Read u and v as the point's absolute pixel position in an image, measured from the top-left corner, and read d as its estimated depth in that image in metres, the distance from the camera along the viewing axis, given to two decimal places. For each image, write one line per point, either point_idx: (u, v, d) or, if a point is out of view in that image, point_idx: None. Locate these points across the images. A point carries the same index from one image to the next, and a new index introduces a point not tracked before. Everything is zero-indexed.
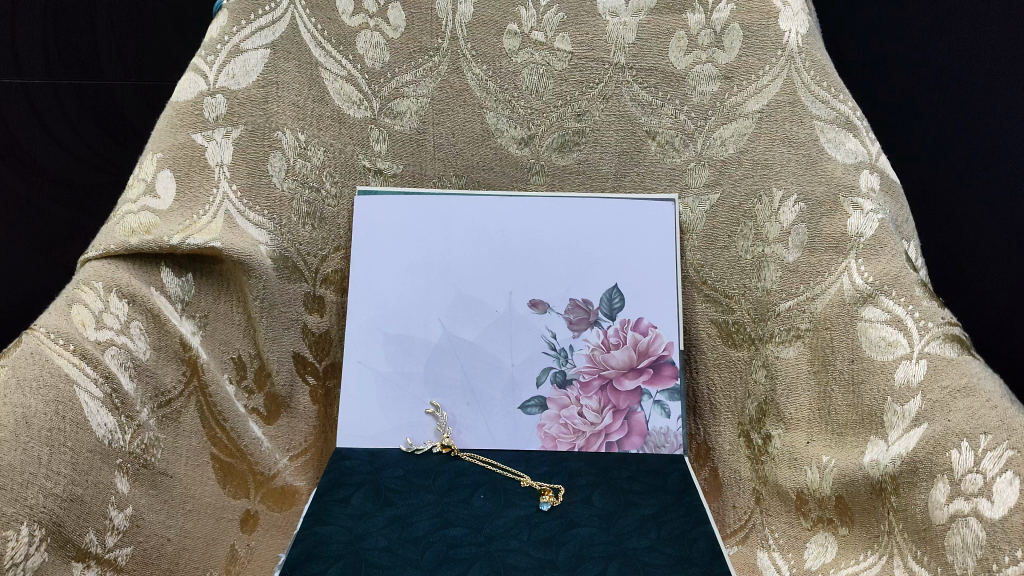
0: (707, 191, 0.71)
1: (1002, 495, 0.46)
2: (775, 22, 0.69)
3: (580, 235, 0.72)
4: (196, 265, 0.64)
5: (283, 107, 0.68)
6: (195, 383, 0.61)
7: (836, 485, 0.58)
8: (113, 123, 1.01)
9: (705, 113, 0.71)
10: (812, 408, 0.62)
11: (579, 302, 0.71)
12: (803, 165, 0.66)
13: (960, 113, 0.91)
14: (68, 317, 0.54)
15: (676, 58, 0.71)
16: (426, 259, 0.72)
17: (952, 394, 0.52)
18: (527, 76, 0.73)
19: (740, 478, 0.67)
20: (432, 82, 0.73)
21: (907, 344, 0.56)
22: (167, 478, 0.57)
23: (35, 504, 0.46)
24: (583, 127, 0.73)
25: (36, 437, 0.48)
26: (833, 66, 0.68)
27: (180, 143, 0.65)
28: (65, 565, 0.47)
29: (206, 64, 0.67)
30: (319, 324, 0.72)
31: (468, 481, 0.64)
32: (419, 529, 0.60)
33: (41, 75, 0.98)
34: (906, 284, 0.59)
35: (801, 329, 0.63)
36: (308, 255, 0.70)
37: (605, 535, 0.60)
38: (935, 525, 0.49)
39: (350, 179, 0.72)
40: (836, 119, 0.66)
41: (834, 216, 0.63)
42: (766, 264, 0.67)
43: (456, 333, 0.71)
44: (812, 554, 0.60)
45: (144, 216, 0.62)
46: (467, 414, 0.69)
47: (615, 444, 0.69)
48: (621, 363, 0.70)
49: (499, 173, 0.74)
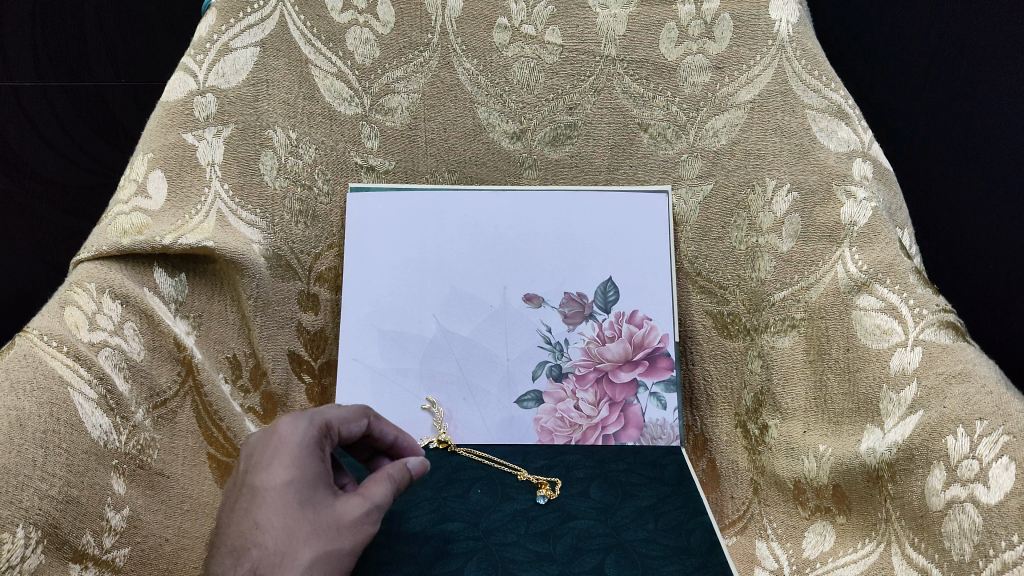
0: (701, 182, 0.70)
1: (999, 480, 0.47)
2: (766, 12, 0.69)
3: (573, 229, 0.72)
4: (188, 265, 0.64)
5: (274, 105, 0.68)
6: (190, 383, 0.62)
7: (833, 473, 0.58)
8: (103, 123, 1.01)
9: (696, 104, 0.70)
10: (808, 397, 0.62)
11: (574, 296, 0.71)
12: (796, 154, 0.66)
13: (954, 101, 0.91)
14: (61, 319, 0.55)
15: (667, 50, 0.71)
16: (419, 255, 0.72)
17: (947, 380, 0.53)
18: (517, 70, 0.72)
19: (737, 469, 0.67)
20: (422, 78, 0.72)
21: (901, 331, 0.57)
22: (164, 478, 0.57)
23: (30, 507, 0.46)
24: (575, 120, 0.73)
25: (31, 439, 0.48)
26: (824, 55, 0.68)
27: (171, 143, 0.65)
28: (63, 566, 0.47)
29: (195, 63, 0.66)
30: (313, 323, 0.71)
31: (465, 476, 0.64)
32: (416, 525, 0.59)
33: (32, 79, 0.99)
34: (900, 271, 0.59)
35: (796, 318, 0.63)
36: (301, 253, 0.69)
37: (603, 527, 0.60)
38: (932, 512, 0.50)
39: (342, 176, 0.72)
40: (828, 107, 0.66)
41: (827, 206, 0.63)
42: (760, 254, 0.66)
43: (451, 328, 0.71)
44: (810, 543, 0.60)
45: (135, 217, 0.62)
46: (463, 409, 0.69)
47: (612, 437, 0.69)
48: (616, 356, 0.70)
49: (492, 168, 0.74)
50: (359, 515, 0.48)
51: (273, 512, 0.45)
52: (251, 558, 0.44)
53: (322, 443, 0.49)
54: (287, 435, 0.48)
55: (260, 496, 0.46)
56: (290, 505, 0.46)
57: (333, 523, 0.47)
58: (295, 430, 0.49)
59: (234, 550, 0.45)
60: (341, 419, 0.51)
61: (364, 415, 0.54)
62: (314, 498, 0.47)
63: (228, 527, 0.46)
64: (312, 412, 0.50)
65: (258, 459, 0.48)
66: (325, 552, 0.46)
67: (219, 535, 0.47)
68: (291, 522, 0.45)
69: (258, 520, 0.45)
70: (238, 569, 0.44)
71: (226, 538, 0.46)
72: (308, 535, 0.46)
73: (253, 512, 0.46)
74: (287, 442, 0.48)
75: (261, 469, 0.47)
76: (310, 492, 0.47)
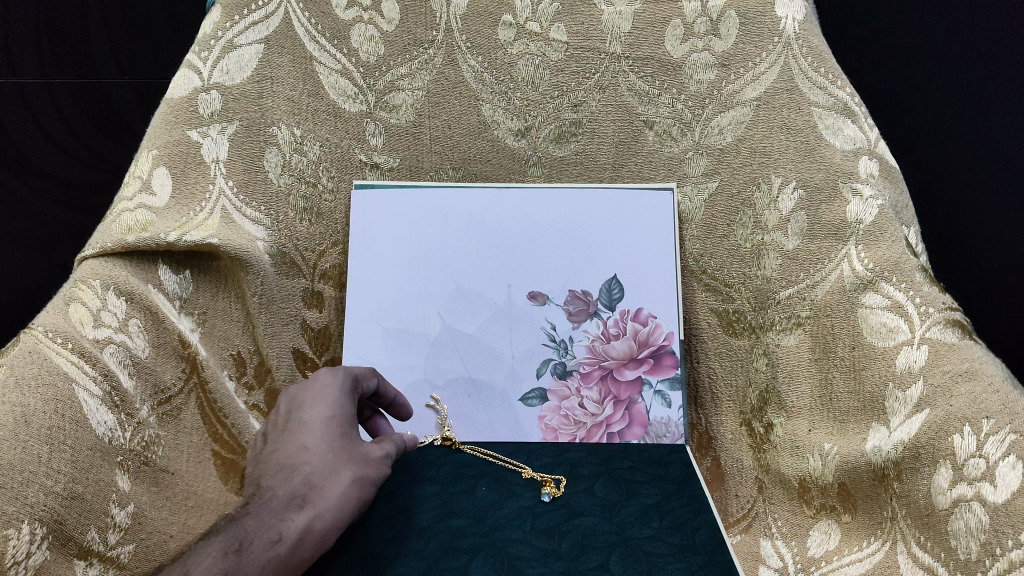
0: (706, 180, 0.70)
1: (1005, 479, 0.47)
2: (772, 9, 0.69)
3: (578, 227, 0.72)
4: (193, 262, 0.64)
5: (279, 102, 0.68)
6: (195, 380, 0.61)
7: (837, 472, 0.58)
8: (106, 120, 1.01)
9: (702, 101, 0.70)
10: (813, 396, 0.61)
11: (579, 293, 0.71)
12: (801, 152, 0.66)
13: (957, 104, 0.92)
14: (66, 315, 0.55)
15: (672, 47, 0.71)
16: (423, 253, 0.71)
17: (953, 378, 0.53)
18: (522, 67, 0.72)
19: (742, 467, 0.66)
20: (427, 75, 0.72)
21: (907, 330, 0.57)
22: (168, 475, 0.57)
23: (35, 503, 0.46)
24: (580, 118, 0.73)
25: (36, 435, 0.48)
26: (830, 52, 0.68)
27: (176, 140, 0.65)
28: (68, 563, 0.48)
29: (200, 60, 0.67)
30: (318, 319, 0.71)
31: (469, 473, 0.63)
32: (420, 522, 0.59)
33: (35, 75, 0.99)
34: (907, 270, 0.59)
35: (801, 316, 0.63)
36: (305, 250, 0.69)
37: (608, 524, 0.59)
38: (938, 510, 0.50)
39: (346, 174, 0.71)
40: (835, 105, 0.66)
41: (833, 203, 0.63)
42: (765, 252, 0.66)
43: (456, 326, 0.70)
44: (815, 541, 0.59)
45: (140, 214, 0.63)
46: (468, 407, 0.69)
47: (616, 435, 0.69)
48: (621, 354, 0.70)
49: (497, 166, 0.74)
50: (381, 456, 0.57)
51: (320, 440, 0.54)
52: (303, 473, 0.52)
53: (354, 394, 0.57)
54: (327, 382, 0.56)
55: (307, 427, 0.54)
56: (333, 436, 0.54)
57: (365, 458, 0.55)
58: (334, 378, 0.56)
59: (286, 467, 0.52)
60: (364, 376, 0.59)
61: (377, 375, 0.61)
62: (350, 434, 0.55)
63: (275, 450, 0.54)
64: (345, 366, 0.58)
65: (301, 398, 0.55)
66: (359, 480, 0.54)
67: (264, 459, 0.53)
68: (335, 450, 0.54)
69: (307, 445, 0.53)
70: (291, 482, 0.52)
71: (275, 458, 0.53)
72: (348, 461, 0.54)
73: (302, 439, 0.54)
74: (328, 387, 0.56)
75: (305, 407, 0.55)
76: (349, 428, 0.55)
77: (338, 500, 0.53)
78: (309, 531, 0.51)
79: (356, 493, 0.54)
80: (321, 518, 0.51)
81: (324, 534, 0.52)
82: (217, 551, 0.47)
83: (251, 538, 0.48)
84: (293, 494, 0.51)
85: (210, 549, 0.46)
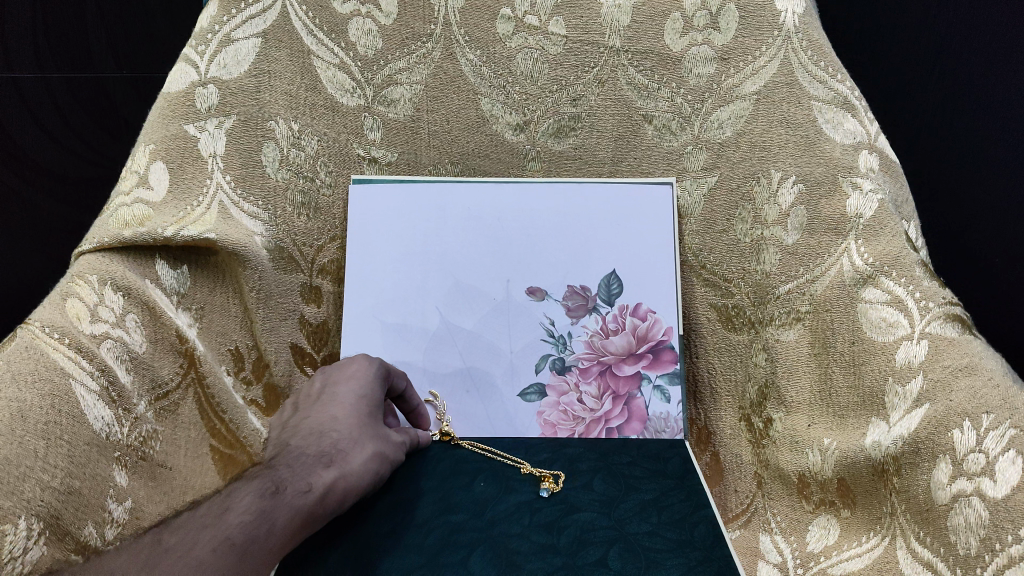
0: (705, 175, 0.70)
1: (1005, 474, 0.47)
2: (771, 3, 0.69)
3: (577, 222, 0.71)
4: (190, 257, 0.64)
5: (276, 96, 0.67)
6: (193, 375, 0.61)
7: (837, 467, 0.58)
8: (102, 113, 1.01)
9: (701, 95, 0.70)
10: (813, 391, 0.61)
11: (578, 289, 0.70)
12: (801, 146, 0.65)
13: (958, 98, 0.92)
14: (62, 311, 0.54)
15: (672, 41, 0.71)
16: (422, 247, 0.71)
17: (953, 373, 0.53)
18: (521, 61, 0.72)
19: (742, 462, 0.66)
20: (425, 69, 0.72)
21: (907, 325, 0.57)
22: (167, 470, 0.58)
23: (32, 498, 0.46)
24: (579, 112, 0.72)
25: (32, 430, 0.48)
26: (829, 45, 0.68)
27: (173, 134, 0.65)
28: (65, 558, 0.48)
29: (197, 54, 0.66)
30: (316, 315, 0.70)
31: (468, 469, 0.63)
32: (418, 517, 0.58)
33: (32, 70, 0.99)
34: (906, 264, 0.59)
35: (800, 311, 0.63)
36: (303, 245, 0.69)
37: (606, 519, 0.59)
38: (938, 506, 0.50)
39: (344, 168, 0.71)
40: (835, 99, 0.66)
41: (833, 198, 0.63)
42: (765, 247, 0.66)
43: (455, 321, 0.70)
44: (814, 536, 0.59)
45: (137, 208, 0.62)
46: (467, 402, 0.69)
47: (616, 430, 0.68)
48: (620, 348, 0.70)
49: (495, 160, 0.74)
50: (399, 442, 0.59)
51: (348, 411, 0.55)
52: (330, 438, 0.54)
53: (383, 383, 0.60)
54: (362, 368, 0.59)
55: (338, 399, 0.56)
56: (363, 411, 0.56)
57: (385, 438, 0.57)
58: (369, 365, 0.59)
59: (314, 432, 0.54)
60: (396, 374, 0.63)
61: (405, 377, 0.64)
62: (377, 414, 0.57)
63: (304, 420, 0.55)
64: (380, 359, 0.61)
65: (335, 378, 0.58)
66: (378, 456, 0.56)
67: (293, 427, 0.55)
68: (362, 422, 0.55)
69: (335, 415, 0.55)
70: (318, 444, 0.53)
71: (304, 426, 0.55)
72: (372, 436, 0.56)
73: (332, 410, 0.55)
74: (363, 371, 0.59)
75: (338, 383, 0.57)
76: (376, 408, 0.57)
77: (360, 468, 0.54)
78: (331, 489, 0.51)
79: (375, 468, 0.55)
80: (345, 479, 0.52)
81: (342, 496, 0.52)
82: (255, 492, 0.48)
83: (285, 484, 0.49)
84: (319, 455, 0.52)
85: (249, 489, 0.48)
